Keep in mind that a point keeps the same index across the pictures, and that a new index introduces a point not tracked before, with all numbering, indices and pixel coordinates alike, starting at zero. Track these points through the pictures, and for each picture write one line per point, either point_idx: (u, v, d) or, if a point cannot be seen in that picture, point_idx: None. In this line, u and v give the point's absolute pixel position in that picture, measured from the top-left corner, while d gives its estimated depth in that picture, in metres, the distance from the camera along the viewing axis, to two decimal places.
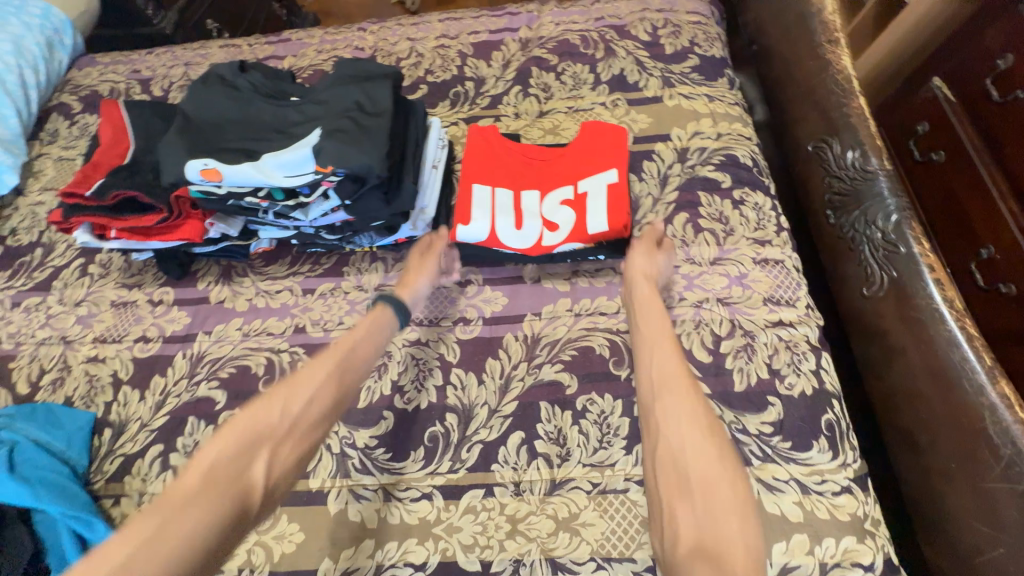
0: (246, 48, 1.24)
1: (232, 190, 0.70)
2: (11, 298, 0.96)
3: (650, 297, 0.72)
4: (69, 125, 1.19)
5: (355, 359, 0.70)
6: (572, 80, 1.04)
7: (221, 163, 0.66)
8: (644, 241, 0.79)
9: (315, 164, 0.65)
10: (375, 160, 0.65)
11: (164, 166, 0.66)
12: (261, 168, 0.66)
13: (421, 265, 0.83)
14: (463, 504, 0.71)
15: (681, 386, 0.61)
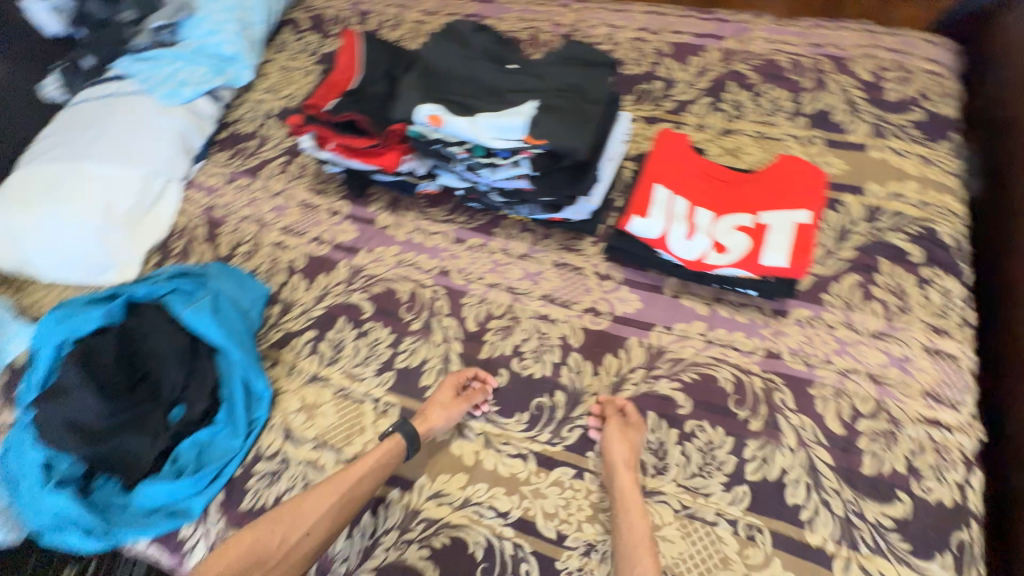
0: (454, 2, 1.34)
1: (444, 137, 0.77)
2: (229, 175, 1.16)
3: (626, 474, 0.71)
4: (297, 40, 1.38)
5: (356, 486, 0.73)
6: (770, 105, 1.00)
7: (446, 113, 0.74)
8: (631, 423, 0.75)
9: (527, 134, 0.72)
10: (585, 145, 0.70)
11: (400, 101, 0.75)
12: (476, 125, 0.74)
13: (449, 398, 0.80)
14: (552, 476, 0.76)
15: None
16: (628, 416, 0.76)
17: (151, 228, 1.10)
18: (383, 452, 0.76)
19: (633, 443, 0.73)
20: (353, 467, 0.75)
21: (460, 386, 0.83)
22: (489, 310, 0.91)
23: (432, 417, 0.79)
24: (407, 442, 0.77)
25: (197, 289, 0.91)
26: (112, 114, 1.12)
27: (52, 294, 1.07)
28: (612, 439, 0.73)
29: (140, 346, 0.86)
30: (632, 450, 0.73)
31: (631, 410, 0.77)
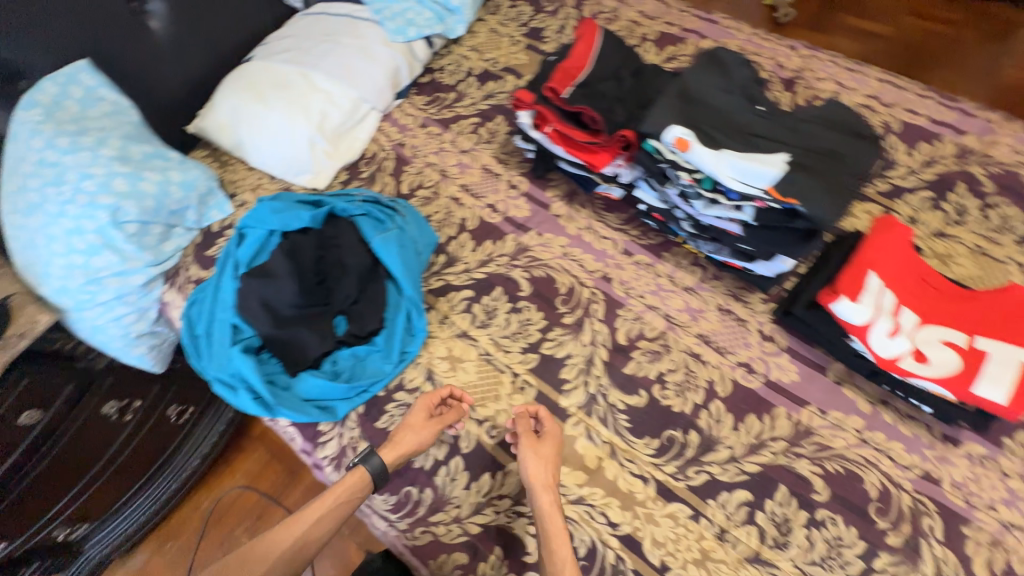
0: (675, 12, 1.32)
1: (679, 161, 0.78)
2: (423, 119, 1.23)
3: (545, 496, 0.75)
4: (510, 5, 1.41)
5: (320, 521, 0.77)
6: (999, 220, 0.93)
7: (695, 140, 0.75)
8: (545, 440, 0.80)
9: (772, 185, 0.71)
10: (835, 216, 0.69)
11: (654, 116, 0.77)
12: (721, 161, 0.74)
13: (421, 421, 0.83)
14: (668, 508, 0.78)
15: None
16: (543, 434, 0.81)
17: (347, 147, 1.18)
18: (343, 490, 0.79)
19: (552, 466, 0.77)
20: (317, 502, 0.79)
21: (433, 407, 0.85)
22: (642, 329, 0.92)
23: (404, 436, 0.82)
24: (375, 464, 0.80)
25: (386, 219, 0.98)
26: (345, 34, 1.21)
27: (250, 178, 1.19)
28: (532, 464, 0.76)
29: (331, 254, 0.95)
30: (553, 473, 0.77)
31: (551, 433, 0.80)
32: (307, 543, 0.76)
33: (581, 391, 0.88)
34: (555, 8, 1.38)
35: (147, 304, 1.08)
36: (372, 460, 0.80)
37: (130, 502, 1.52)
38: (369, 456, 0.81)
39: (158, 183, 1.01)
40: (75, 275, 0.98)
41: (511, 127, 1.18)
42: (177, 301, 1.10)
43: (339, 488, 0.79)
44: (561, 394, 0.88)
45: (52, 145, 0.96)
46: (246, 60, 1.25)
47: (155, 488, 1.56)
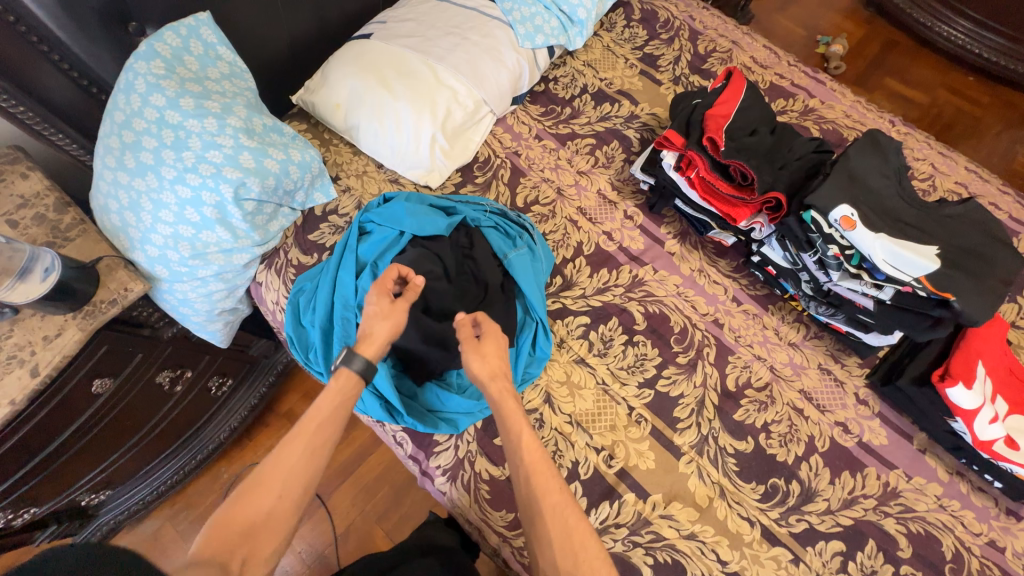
0: (784, 63, 1.36)
1: (834, 237, 0.83)
2: (538, 130, 1.21)
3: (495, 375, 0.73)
4: (624, 25, 1.40)
5: (327, 421, 0.67)
6: None
7: (858, 222, 0.81)
8: (485, 340, 0.76)
9: (926, 277, 0.78)
10: (978, 313, 0.77)
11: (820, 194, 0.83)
12: (879, 244, 0.80)
13: (385, 306, 0.76)
14: (772, 550, 0.85)
15: (540, 465, 0.66)
16: (482, 335, 0.76)
17: (463, 148, 1.14)
18: (336, 396, 0.70)
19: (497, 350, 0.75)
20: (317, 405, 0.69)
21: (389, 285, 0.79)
22: (750, 378, 0.98)
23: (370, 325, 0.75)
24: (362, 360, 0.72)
25: (517, 236, 0.99)
26: (473, 29, 1.17)
27: (355, 163, 1.15)
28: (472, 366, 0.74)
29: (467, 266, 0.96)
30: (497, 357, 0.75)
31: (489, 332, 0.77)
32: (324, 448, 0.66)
33: (694, 432, 0.92)
34: (669, 36, 1.38)
35: (239, 283, 1.03)
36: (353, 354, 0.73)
37: (158, 467, 1.39)
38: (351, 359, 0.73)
39: (280, 161, 0.95)
40: (180, 246, 0.92)
41: (627, 155, 1.19)
42: (272, 283, 1.05)
43: (329, 395, 0.70)
44: (675, 432, 0.92)
45: (175, 104, 0.88)
46: (361, 35, 1.18)
47: (180, 458, 1.43)
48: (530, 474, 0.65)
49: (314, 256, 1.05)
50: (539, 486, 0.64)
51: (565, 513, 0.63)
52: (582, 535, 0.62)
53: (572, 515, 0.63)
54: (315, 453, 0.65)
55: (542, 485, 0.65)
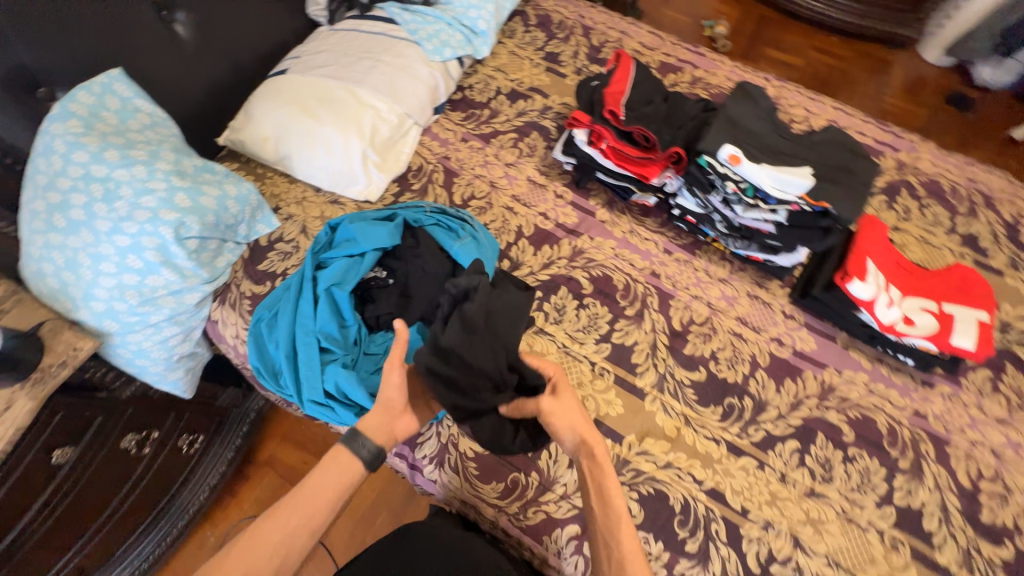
0: (669, 44, 1.53)
1: (728, 174, 0.96)
2: (463, 134, 1.30)
3: (601, 463, 0.78)
4: (524, 31, 1.53)
5: (298, 510, 0.72)
6: (932, 217, 1.22)
7: (743, 157, 0.94)
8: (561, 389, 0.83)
9: (805, 192, 0.92)
10: (853, 213, 0.90)
11: (707, 139, 0.96)
12: (764, 173, 0.93)
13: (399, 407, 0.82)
14: (739, 461, 0.93)
15: (634, 558, 0.72)
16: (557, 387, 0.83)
17: (395, 160, 1.21)
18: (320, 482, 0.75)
19: (596, 440, 0.80)
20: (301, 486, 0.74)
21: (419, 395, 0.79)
22: (692, 316, 1.08)
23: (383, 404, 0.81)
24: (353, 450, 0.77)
25: (459, 228, 1.06)
26: (385, 52, 1.25)
27: (293, 190, 1.18)
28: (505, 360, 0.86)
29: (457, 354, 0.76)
30: (603, 449, 0.79)
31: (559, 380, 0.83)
32: (290, 540, 0.70)
33: (652, 372, 1.01)
34: (566, 35, 1.53)
35: (194, 324, 1.03)
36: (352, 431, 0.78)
37: (132, 547, 1.31)
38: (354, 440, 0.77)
39: (217, 197, 0.98)
40: (126, 295, 0.91)
41: (547, 143, 1.30)
42: (228, 318, 1.06)
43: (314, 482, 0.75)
44: (636, 376, 1.01)
45: (99, 159, 0.90)
46: (278, 73, 1.23)
47: (156, 532, 1.35)
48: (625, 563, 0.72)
49: (267, 284, 1.07)
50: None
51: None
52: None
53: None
54: (279, 545, 0.70)
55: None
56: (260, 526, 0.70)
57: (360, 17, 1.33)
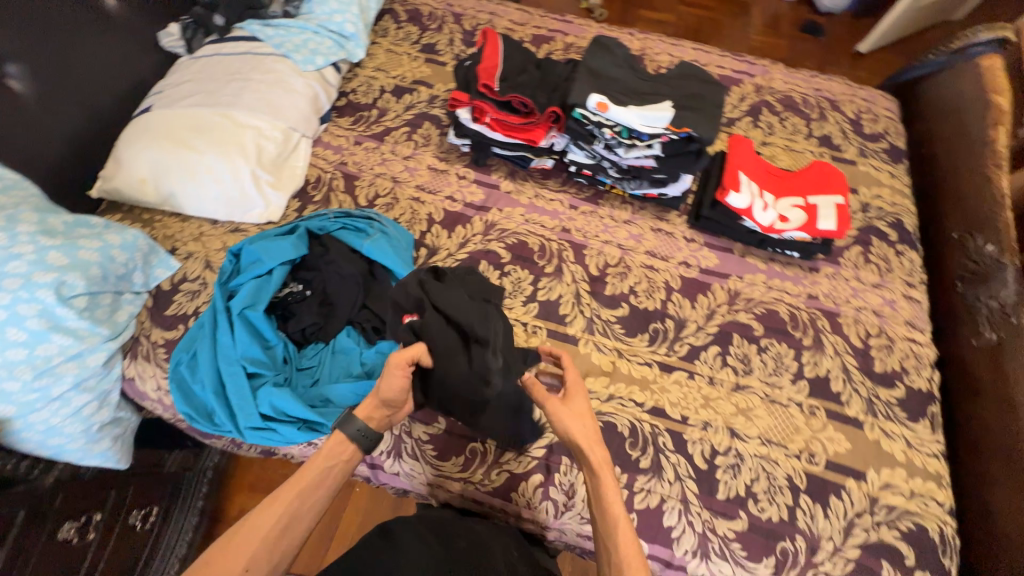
0: (537, 17, 1.60)
1: (602, 120, 1.04)
2: (355, 137, 1.30)
3: (597, 470, 0.75)
4: (396, 27, 1.55)
5: (303, 494, 0.72)
6: (792, 127, 1.37)
7: (609, 102, 1.01)
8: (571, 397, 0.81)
9: (670, 122, 1.00)
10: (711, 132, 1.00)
11: (574, 92, 1.03)
12: (630, 113, 1.01)
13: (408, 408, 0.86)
14: (672, 376, 1.02)
15: (635, 564, 0.68)
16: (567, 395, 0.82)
17: (290, 176, 1.19)
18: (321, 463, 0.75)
19: (602, 448, 0.78)
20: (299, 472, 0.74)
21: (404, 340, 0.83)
22: (606, 260, 1.15)
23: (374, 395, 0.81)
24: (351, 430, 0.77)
25: (367, 227, 1.07)
26: (253, 70, 1.23)
27: (187, 228, 1.14)
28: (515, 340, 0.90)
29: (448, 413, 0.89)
30: (604, 455, 0.77)
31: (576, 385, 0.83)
32: (298, 523, 0.70)
33: (580, 318, 1.07)
34: (438, 25, 1.56)
35: (108, 387, 0.97)
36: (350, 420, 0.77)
37: None
38: (346, 421, 0.78)
39: (98, 250, 0.93)
40: (16, 373, 0.84)
41: (441, 130, 1.33)
42: (145, 372, 1.00)
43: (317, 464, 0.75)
44: (567, 325, 1.07)
45: None
46: (142, 112, 1.17)
47: None
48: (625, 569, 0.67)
49: (180, 327, 1.02)
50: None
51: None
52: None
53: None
54: (281, 530, 0.69)
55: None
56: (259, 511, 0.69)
57: (219, 40, 1.29)
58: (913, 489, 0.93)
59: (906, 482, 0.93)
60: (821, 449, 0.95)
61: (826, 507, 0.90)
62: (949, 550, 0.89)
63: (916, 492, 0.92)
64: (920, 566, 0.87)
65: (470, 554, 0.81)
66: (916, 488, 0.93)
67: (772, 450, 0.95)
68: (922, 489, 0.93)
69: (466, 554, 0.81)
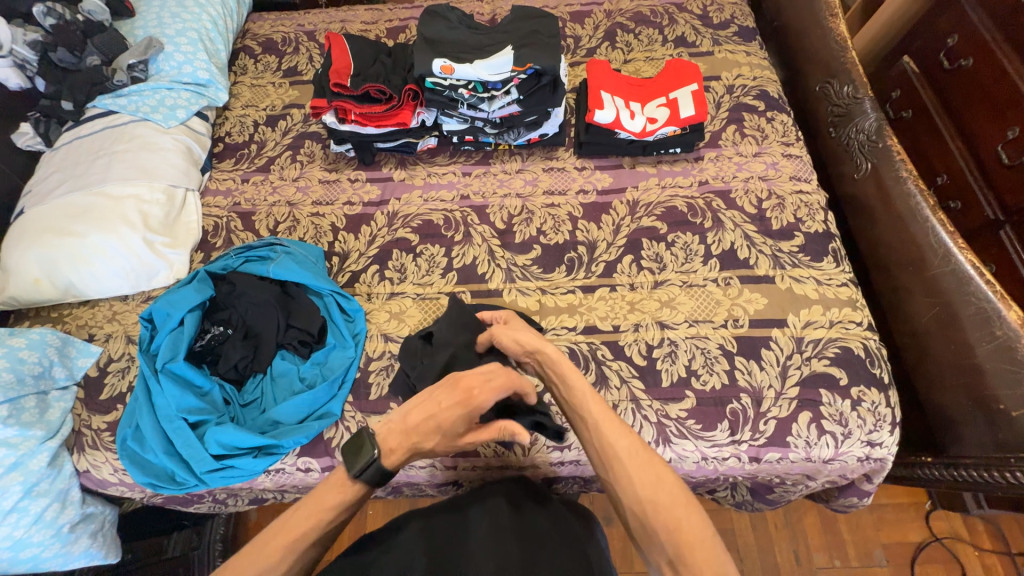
0: (387, 11, 1.62)
1: (454, 82, 1.13)
2: (241, 176, 1.31)
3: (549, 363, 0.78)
4: (254, 62, 1.54)
5: (308, 544, 0.61)
6: (647, 39, 1.43)
7: (453, 63, 1.10)
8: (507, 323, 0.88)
9: (513, 64, 1.10)
10: (555, 61, 1.10)
11: (418, 64, 1.11)
12: (476, 68, 1.10)
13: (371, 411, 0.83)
14: (597, 295, 1.07)
15: (605, 416, 0.70)
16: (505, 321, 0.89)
17: (186, 232, 1.19)
18: (320, 509, 0.63)
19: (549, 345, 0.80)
20: (290, 523, 0.62)
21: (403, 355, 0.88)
22: (509, 212, 1.19)
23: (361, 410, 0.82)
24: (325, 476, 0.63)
25: (269, 253, 1.09)
26: (115, 142, 1.22)
27: (99, 312, 1.13)
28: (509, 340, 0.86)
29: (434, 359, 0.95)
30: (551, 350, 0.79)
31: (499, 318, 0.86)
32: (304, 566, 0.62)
33: (498, 272, 1.11)
34: (293, 47, 1.56)
35: (64, 485, 0.97)
36: (375, 472, 0.65)
37: None
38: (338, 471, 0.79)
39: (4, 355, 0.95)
40: None
41: (323, 144, 1.34)
42: (96, 459, 0.99)
43: (311, 510, 0.63)
44: (488, 281, 1.10)
45: None
46: (17, 216, 1.16)
47: None
48: (597, 430, 0.69)
49: (119, 407, 1.02)
50: (613, 437, 0.68)
51: (639, 454, 0.66)
52: (649, 467, 0.65)
53: (640, 453, 0.66)
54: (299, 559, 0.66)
55: (609, 439, 0.68)
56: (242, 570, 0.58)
57: (75, 124, 1.28)
58: (832, 320, 1.00)
59: (824, 317, 1.00)
60: (742, 312, 1.01)
61: (761, 360, 0.96)
62: (877, 361, 0.96)
63: (835, 322, 0.99)
64: (854, 383, 0.94)
65: (475, 507, 0.81)
66: (834, 317, 1.00)
67: (700, 328, 1.01)
68: (840, 317, 1.00)
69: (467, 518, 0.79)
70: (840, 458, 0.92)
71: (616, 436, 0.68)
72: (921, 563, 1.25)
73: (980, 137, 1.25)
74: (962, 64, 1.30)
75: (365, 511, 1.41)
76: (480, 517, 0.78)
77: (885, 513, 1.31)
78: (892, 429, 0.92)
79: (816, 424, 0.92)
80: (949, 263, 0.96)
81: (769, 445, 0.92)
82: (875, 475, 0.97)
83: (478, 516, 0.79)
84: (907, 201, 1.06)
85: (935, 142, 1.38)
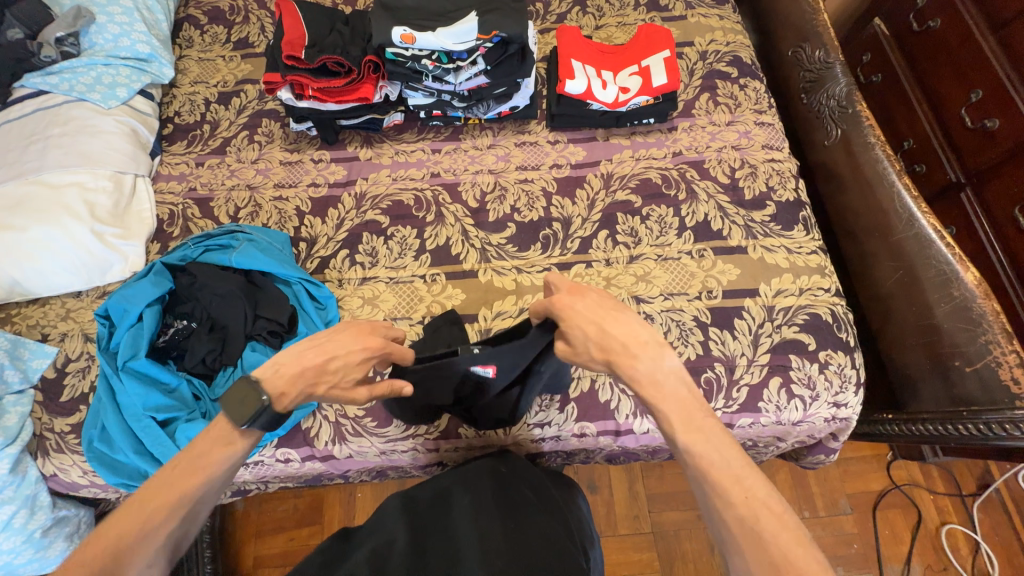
0: None
1: (416, 52, 1.07)
2: (195, 159, 1.23)
3: (642, 382, 0.59)
4: (200, 33, 1.42)
5: (198, 497, 0.55)
6: (618, 4, 1.38)
7: (415, 32, 1.04)
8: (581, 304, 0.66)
9: (477, 32, 1.04)
10: (523, 29, 1.06)
11: (378, 33, 1.05)
12: (439, 37, 1.04)
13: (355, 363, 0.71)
14: (573, 272, 1.06)
15: (716, 463, 0.53)
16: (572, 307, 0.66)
17: (138, 222, 1.12)
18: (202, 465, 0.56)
19: (656, 355, 0.59)
20: (162, 480, 0.55)
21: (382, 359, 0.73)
22: (482, 189, 1.15)
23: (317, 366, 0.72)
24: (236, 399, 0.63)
25: (230, 241, 1.04)
26: (50, 126, 1.12)
27: (51, 310, 1.07)
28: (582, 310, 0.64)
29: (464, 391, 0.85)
30: (654, 362, 0.59)
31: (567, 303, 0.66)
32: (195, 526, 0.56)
33: (473, 252, 1.09)
34: (243, 15, 1.44)
35: (30, 491, 0.93)
36: (268, 418, 0.60)
37: None
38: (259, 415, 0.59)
39: None
40: None
41: (281, 122, 1.26)
42: (62, 463, 0.96)
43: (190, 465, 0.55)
44: (462, 262, 1.08)
45: None
46: None
47: None
48: (713, 478, 0.53)
49: (81, 409, 0.98)
50: (730, 492, 0.51)
51: (763, 517, 0.50)
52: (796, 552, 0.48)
53: (779, 521, 0.49)
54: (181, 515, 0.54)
55: (732, 493, 0.51)
56: (116, 525, 0.51)
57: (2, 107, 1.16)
58: (801, 287, 1.02)
59: (794, 285, 1.02)
60: (716, 283, 1.03)
61: (733, 329, 0.98)
62: (844, 325, 0.99)
63: (804, 289, 1.01)
64: (822, 347, 0.97)
65: (458, 483, 0.82)
66: (804, 285, 1.02)
67: (675, 300, 1.02)
68: (810, 284, 1.02)
69: (446, 494, 0.79)
70: (808, 419, 0.96)
71: (731, 489, 0.52)
72: (882, 509, 1.33)
73: (945, 99, 1.27)
74: (931, 25, 1.29)
75: (354, 494, 1.42)
76: (462, 493, 0.78)
77: (849, 465, 1.39)
78: (856, 389, 0.95)
79: (785, 389, 0.95)
80: (913, 228, 0.98)
81: (742, 411, 0.95)
82: (840, 433, 1.02)
83: (459, 491, 0.79)
84: (875, 167, 1.07)
85: (903, 105, 1.38)
